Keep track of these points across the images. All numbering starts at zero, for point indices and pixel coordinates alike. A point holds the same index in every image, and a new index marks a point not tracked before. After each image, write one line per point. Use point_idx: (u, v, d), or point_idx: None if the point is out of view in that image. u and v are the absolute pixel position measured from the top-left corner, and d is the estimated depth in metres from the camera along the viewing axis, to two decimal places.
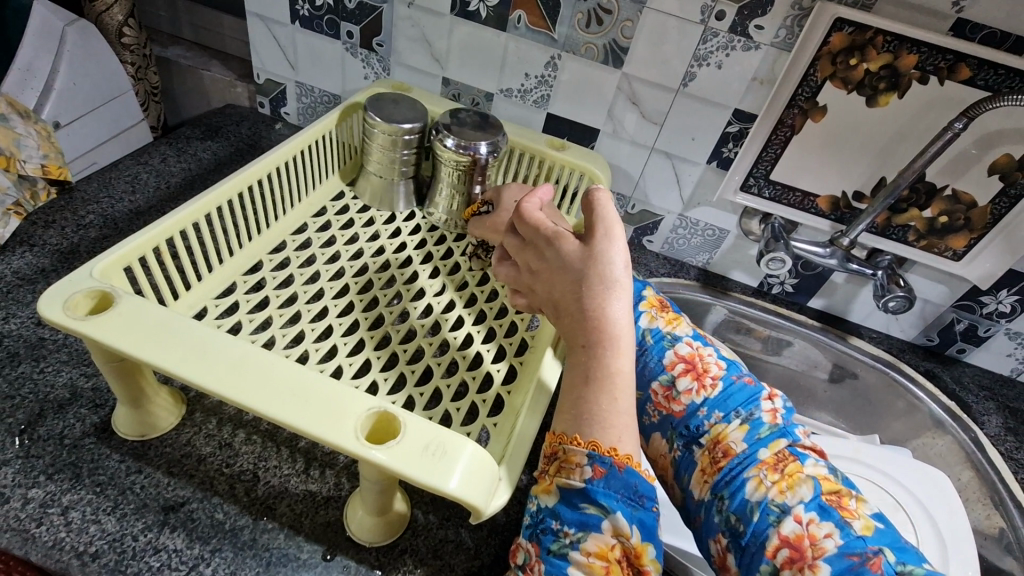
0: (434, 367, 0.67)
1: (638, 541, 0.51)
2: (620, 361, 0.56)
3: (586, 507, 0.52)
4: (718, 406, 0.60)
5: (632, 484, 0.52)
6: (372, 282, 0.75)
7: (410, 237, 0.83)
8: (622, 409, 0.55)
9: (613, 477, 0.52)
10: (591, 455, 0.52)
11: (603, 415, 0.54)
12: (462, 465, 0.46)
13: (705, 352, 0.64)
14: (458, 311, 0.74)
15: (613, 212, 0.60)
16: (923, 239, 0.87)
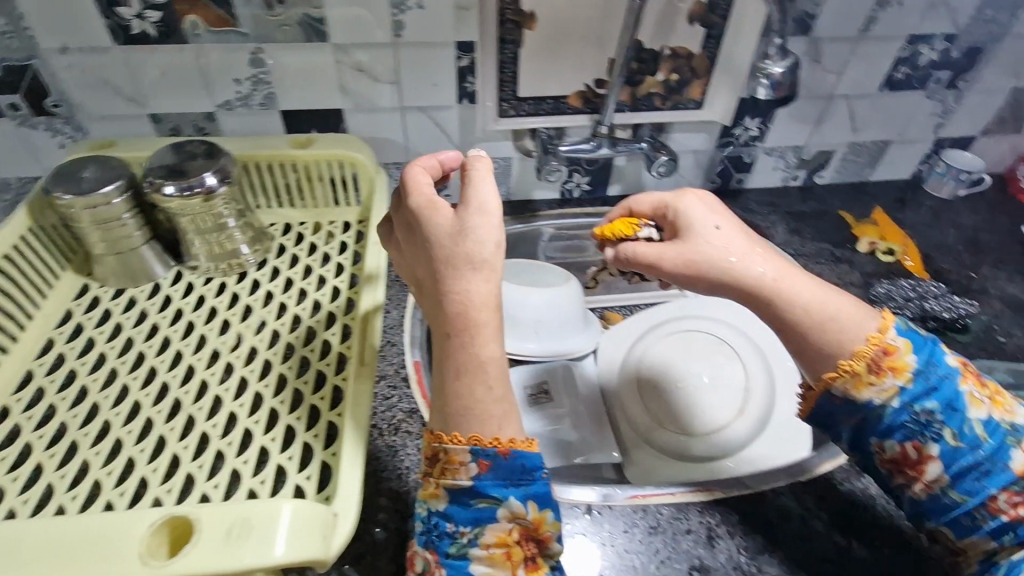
0: (279, 408, 0.52)
1: (535, 515, 0.44)
2: (489, 337, 0.44)
3: (475, 501, 0.43)
4: (950, 420, 0.45)
5: (520, 466, 0.43)
6: (209, 311, 0.61)
7: (279, 228, 0.70)
8: (483, 393, 0.44)
9: (499, 465, 0.43)
10: (473, 450, 0.42)
11: (476, 399, 0.43)
12: (285, 519, 0.38)
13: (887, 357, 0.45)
14: (309, 323, 0.60)
15: (489, 179, 0.46)
16: (777, 139, 0.86)
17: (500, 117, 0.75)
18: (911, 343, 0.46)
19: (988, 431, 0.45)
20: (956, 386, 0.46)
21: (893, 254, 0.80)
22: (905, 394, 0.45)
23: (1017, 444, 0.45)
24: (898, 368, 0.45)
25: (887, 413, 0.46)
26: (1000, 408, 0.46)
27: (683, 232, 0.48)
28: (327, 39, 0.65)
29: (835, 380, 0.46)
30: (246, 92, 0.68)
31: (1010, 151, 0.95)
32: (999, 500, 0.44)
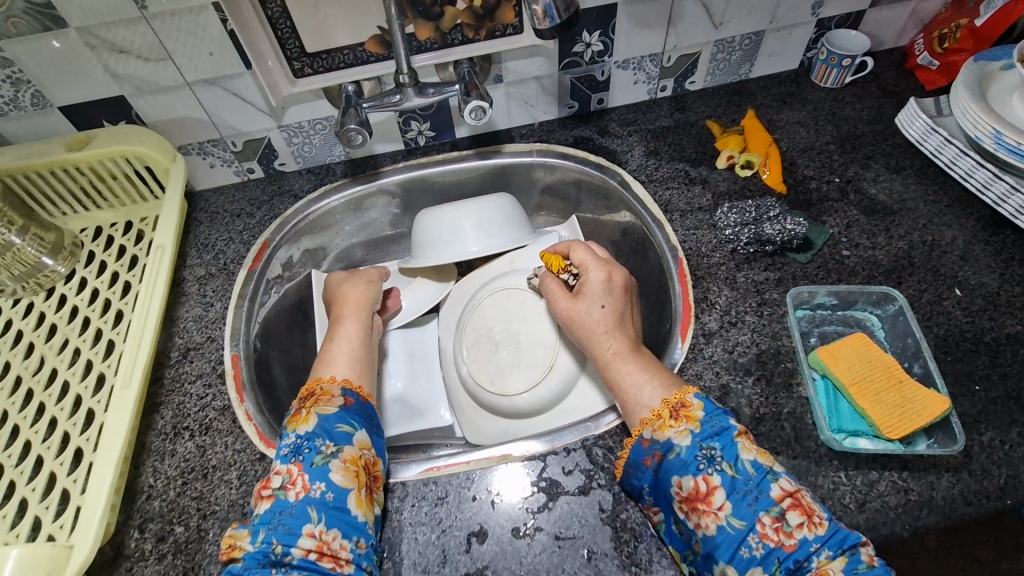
0: (71, 431, 0.54)
1: (375, 453, 0.52)
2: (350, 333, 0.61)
3: (339, 425, 0.50)
4: (705, 441, 0.48)
5: (372, 410, 0.54)
6: (18, 333, 0.61)
7: (88, 236, 0.69)
8: (345, 354, 0.58)
9: (360, 406, 0.53)
10: (344, 387, 0.53)
11: (346, 361, 0.57)
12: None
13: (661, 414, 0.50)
14: (108, 336, 0.60)
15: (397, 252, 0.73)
16: (636, 47, 0.77)
17: (296, 77, 0.69)
18: (706, 403, 0.50)
19: (755, 469, 0.46)
20: (731, 432, 0.48)
21: (752, 167, 0.74)
22: (695, 434, 0.48)
23: (777, 482, 0.46)
24: (692, 417, 0.49)
25: (680, 450, 0.48)
26: (764, 455, 0.48)
27: (595, 290, 0.59)
28: (66, 24, 0.59)
29: (644, 427, 0.50)
30: (9, 94, 0.63)
31: (911, 18, 0.84)
32: (764, 523, 0.44)
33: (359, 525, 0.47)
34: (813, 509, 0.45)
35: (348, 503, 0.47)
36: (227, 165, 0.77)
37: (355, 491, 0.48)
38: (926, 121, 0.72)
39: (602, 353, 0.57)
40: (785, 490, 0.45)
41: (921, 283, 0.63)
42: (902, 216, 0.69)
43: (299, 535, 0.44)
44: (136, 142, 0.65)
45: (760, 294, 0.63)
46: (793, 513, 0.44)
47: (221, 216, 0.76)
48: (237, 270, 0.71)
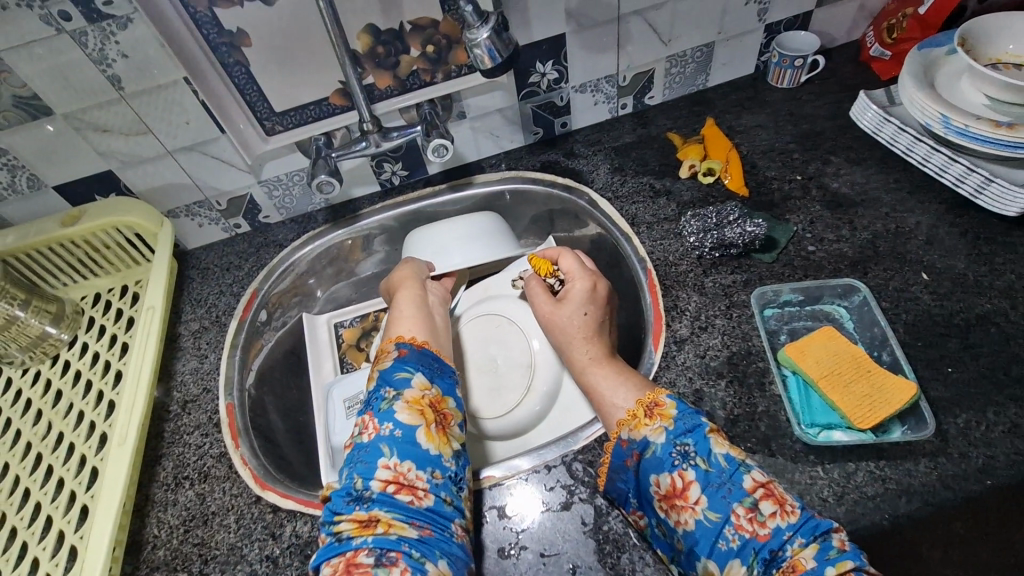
0: (77, 490, 0.56)
1: (439, 394, 0.54)
2: (411, 300, 0.63)
3: (397, 373, 0.54)
4: (679, 437, 0.49)
5: (431, 356, 0.57)
6: (27, 401, 0.65)
7: (88, 302, 0.73)
8: (409, 315, 0.61)
9: (419, 355, 0.56)
10: (400, 343, 0.57)
11: (409, 321, 0.61)
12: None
13: (639, 413, 0.52)
14: (108, 396, 0.63)
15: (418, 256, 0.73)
16: (589, 70, 0.80)
17: (269, 135, 0.73)
18: (678, 402, 0.52)
19: (728, 462, 0.48)
20: (703, 428, 0.50)
21: (714, 174, 0.76)
22: (668, 431, 0.50)
23: (750, 473, 0.47)
24: (665, 415, 0.51)
25: (655, 448, 0.50)
26: (736, 448, 0.49)
27: (578, 298, 0.62)
28: (52, 112, 0.64)
29: (621, 428, 0.52)
30: (7, 180, 0.69)
31: (860, 13, 0.86)
32: (738, 513, 0.45)
33: (432, 456, 0.49)
34: (785, 497, 0.45)
35: (418, 439, 0.50)
36: (214, 224, 0.81)
37: (423, 426, 0.50)
38: (878, 111, 0.74)
39: (579, 357, 0.60)
40: (757, 480, 0.46)
41: (888, 271, 0.63)
42: (865, 206, 0.70)
43: (376, 468, 0.47)
44: (125, 212, 0.69)
45: (729, 297, 0.64)
46: (766, 502, 0.45)
47: (213, 272, 0.80)
48: (229, 321, 0.74)
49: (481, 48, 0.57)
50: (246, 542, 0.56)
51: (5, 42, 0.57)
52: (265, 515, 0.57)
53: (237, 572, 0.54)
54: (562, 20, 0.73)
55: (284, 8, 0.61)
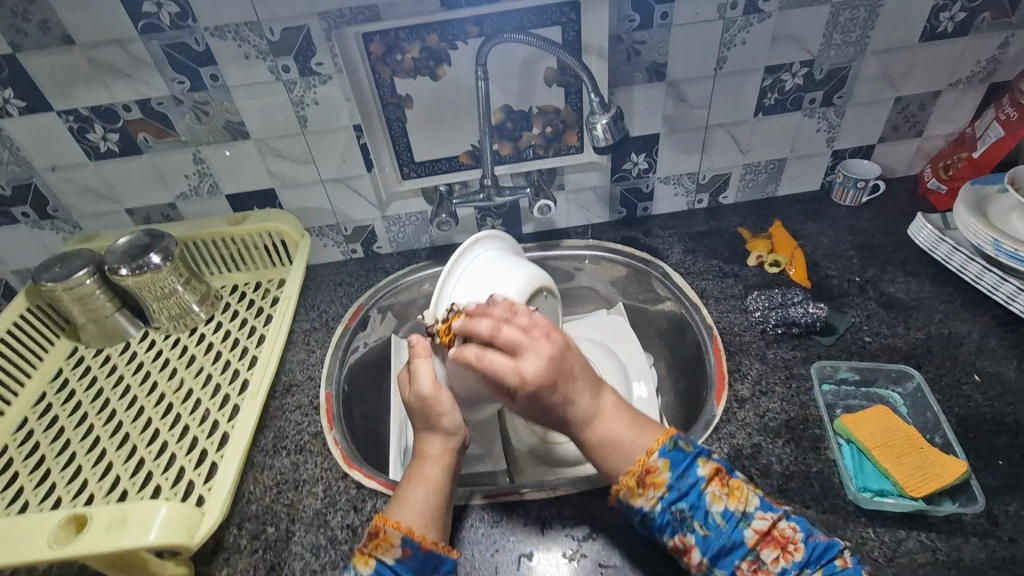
0: (199, 435, 0.65)
1: None
2: (439, 468, 0.56)
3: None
4: (676, 501, 0.49)
5: (433, 562, 0.51)
6: (165, 360, 0.76)
7: (227, 292, 0.87)
8: (420, 489, 0.54)
9: (417, 556, 0.51)
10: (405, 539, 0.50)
11: (419, 506, 0.53)
12: (159, 516, 0.49)
13: (634, 480, 0.50)
14: (235, 366, 0.74)
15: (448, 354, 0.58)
16: (675, 166, 0.93)
17: (404, 179, 0.88)
18: (670, 462, 0.50)
19: (726, 520, 0.49)
20: (699, 487, 0.49)
21: (779, 266, 0.85)
22: (663, 500, 0.49)
23: (750, 526, 0.48)
24: (659, 484, 0.50)
25: (653, 516, 0.49)
26: (735, 499, 0.49)
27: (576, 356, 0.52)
28: (248, 136, 0.81)
29: (620, 491, 0.51)
30: (195, 183, 0.85)
31: (919, 152, 0.98)
32: (742, 568, 0.48)
33: None
34: (788, 539, 0.48)
35: None
36: (336, 246, 0.95)
37: None
38: (933, 231, 0.83)
39: (582, 419, 0.53)
40: (757, 532, 0.48)
41: (941, 368, 0.69)
42: (920, 311, 0.77)
43: None
44: (280, 221, 0.84)
45: (788, 369, 0.71)
46: (767, 552, 0.48)
47: (327, 284, 0.93)
48: (335, 325, 0.85)
49: (596, 130, 0.71)
50: (330, 510, 0.62)
51: (240, 81, 0.75)
52: (349, 489, 0.64)
53: (320, 533, 0.60)
54: (658, 122, 0.87)
55: (446, 84, 0.79)
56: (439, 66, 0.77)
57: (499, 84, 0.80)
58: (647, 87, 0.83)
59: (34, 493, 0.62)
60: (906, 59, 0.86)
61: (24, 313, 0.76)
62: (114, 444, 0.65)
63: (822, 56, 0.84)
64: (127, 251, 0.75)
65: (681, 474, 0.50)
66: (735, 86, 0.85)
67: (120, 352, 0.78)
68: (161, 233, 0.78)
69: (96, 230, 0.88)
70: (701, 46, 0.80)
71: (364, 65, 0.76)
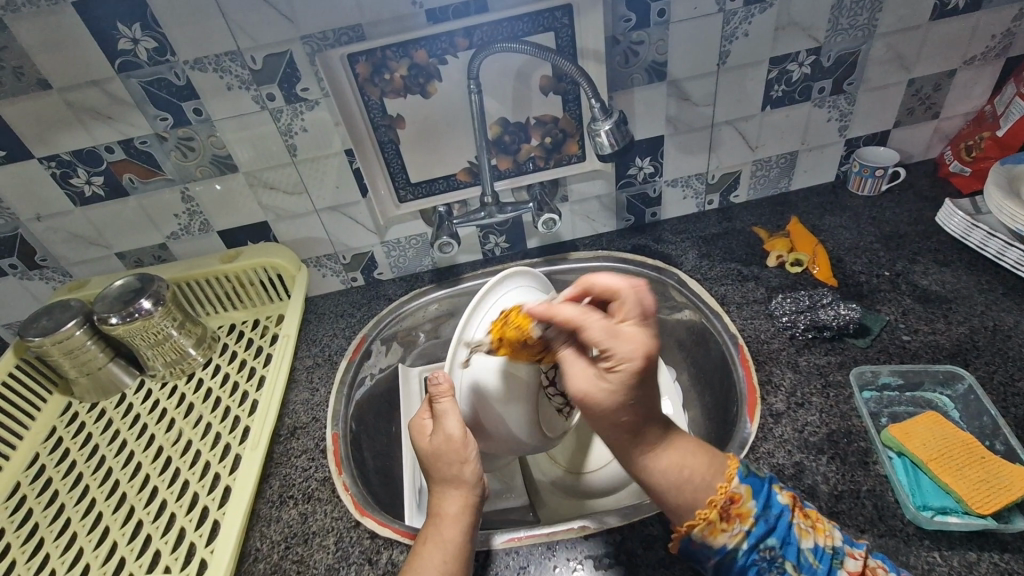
0: (200, 491, 0.62)
1: None
2: (458, 528, 0.52)
3: None
4: (764, 539, 0.46)
5: None
6: (162, 410, 0.73)
7: (224, 333, 0.83)
8: (439, 542, 0.51)
9: None
10: None
11: (433, 569, 0.48)
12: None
13: (721, 522, 0.46)
14: (234, 412, 0.70)
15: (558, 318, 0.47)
16: (681, 168, 0.89)
17: (401, 202, 0.85)
18: (754, 490, 0.47)
19: (819, 559, 0.46)
20: (787, 519, 0.47)
21: (801, 264, 0.81)
22: (750, 535, 0.46)
23: (843, 565, 0.46)
24: (745, 515, 0.47)
25: (737, 555, 0.46)
26: (823, 534, 0.47)
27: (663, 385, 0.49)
28: (237, 169, 0.78)
29: (693, 529, 0.46)
30: (185, 222, 0.82)
31: (936, 134, 0.93)
32: None
33: None
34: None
35: None
36: (335, 275, 0.92)
37: None
38: (964, 217, 0.78)
39: (653, 442, 0.47)
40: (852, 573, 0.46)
41: (990, 365, 0.64)
42: (958, 303, 0.72)
43: None
44: (275, 255, 0.81)
45: (824, 376, 0.66)
46: None
47: (329, 316, 0.89)
48: (339, 359, 0.81)
49: (600, 137, 0.67)
50: (344, 565, 0.57)
51: (223, 114, 0.72)
52: (362, 540, 0.59)
53: None
54: (662, 124, 0.83)
55: (438, 100, 0.75)
56: (430, 82, 0.74)
57: (493, 97, 0.76)
58: (648, 89, 0.79)
59: (28, 567, 0.58)
60: (918, 39, 0.81)
61: (13, 371, 0.73)
62: (109, 507, 0.62)
63: (829, 42, 0.80)
64: (117, 299, 0.72)
65: (769, 512, 0.47)
66: (738, 80, 0.81)
67: (116, 404, 0.74)
68: (151, 277, 0.74)
69: (86, 277, 0.85)
70: (701, 41, 0.76)
71: (353, 87, 0.73)
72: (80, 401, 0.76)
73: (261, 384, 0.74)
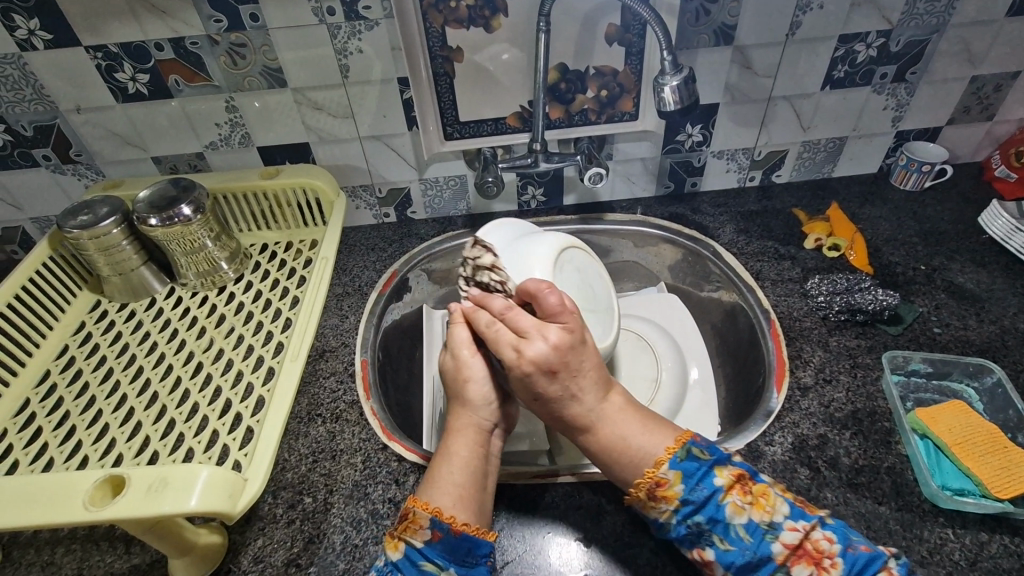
0: (233, 397, 0.62)
1: None
2: (469, 444, 0.54)
3: (424, 565, 0.46)
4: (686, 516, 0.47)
5: (467, 545, 0.48)
6: (193, 318, 0.73)
7: (256, 251, 0.82)
8: (455, 460, 0.52)
9: (449, 541, 0.47)
10: (433, 518, 0.48)
11: (452, 486, 0.50)
12: (200, 480, 0.46)
13: (647, 498, 0.49)
14: (268, 326, 0.70)
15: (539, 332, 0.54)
16: (730, 139, 0.88)
17: (447, 138, 0.83)
18: (682, 473, 0.48)
19: (750, 532, 0.46)
20: (716, 498, 0.47)
21: (839, 249, 0.81)
22: (677, 513, 0.47)
23: (779, 538, 0.45)
24: (670, 496, 0.48)
25: (667, 530, 0.48)
26: (759, 509, 0.46)
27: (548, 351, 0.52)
28: (286, 85, 0.76)
29: (630, 501, 0.50)
30: (226, 133, 0.80)
31: (987, 137, 0.92)
32: None
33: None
34: (823, 552, 0.45)
35: None
36: (369, 209, 0.91)
37: None
38: (1009, 220, 0.79)
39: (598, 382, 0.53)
40: (786, 546, 0.45)
41: (1018, 364, 0.65)
42: (991, 304, 0.72)
43: None
44: (315, 176, 0.80)
45: (853, 357, 0.67)
46: (800, 567, 0.45)
47: (359, 248, 0.89)
48: (370, 291, 0.81)
49: (664, 93, 0.66)
50: (371, 482, 0.59)
51: (282, 23, 0.70)
52: (389, 463, 0.60)
53: (360, 507, 0.57)
54: (720, 91, 0.82)
55: (501, 36, 0.73)
56: (494, 16, 0.72)
57: (556, 40, 0.74)
58: (713, 52, 0.77)
59: (59, 451, 0.58)
60: (989, 35, 0.80)
61: (46, 262, 0.73)
62: (141, 404, 0.62)
63: (902, 26, 0.78)
64: (158, 200, 0.71)
65: (690, 486, 0.48)
66: (804, 54, 0.79)
67: (146, 308, 0.74)
68: (192, 185, 0.73)
69: (120, 178, 0.84)
70: (776, 6, 0.74)
71: (416, 11, 0.71)
72: (108, 301, 0.76)
73: (294, 304, 0.74)
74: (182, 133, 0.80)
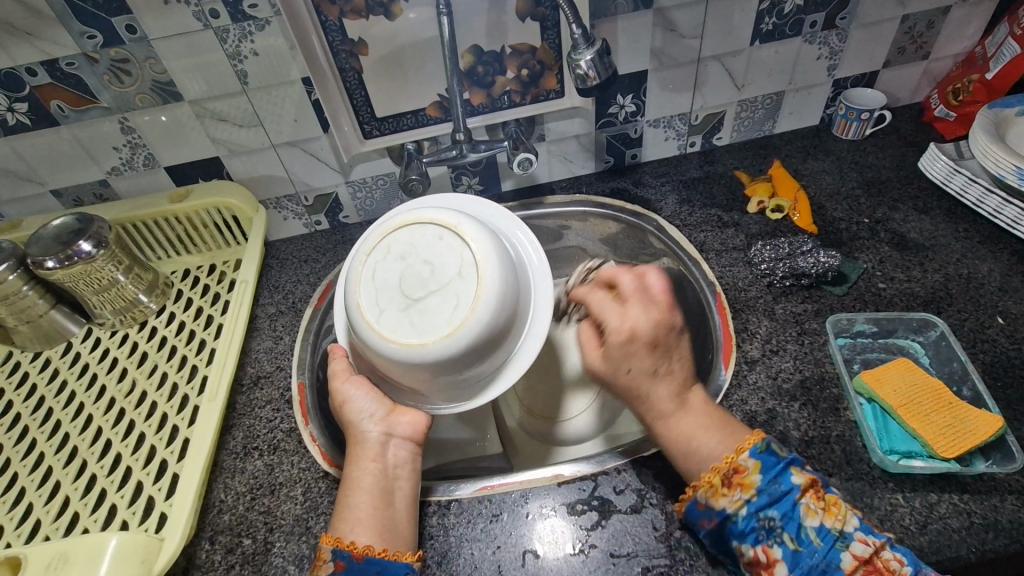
0: (157, 444, 0.59)
1: None
2: (369, 467, 0.53)
3: None
4: (760, 507, 0.45)
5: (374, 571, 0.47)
6: (113, 360, 0.68)
7: (181, 280, 0.78)
8: (360, 493, 0.51)
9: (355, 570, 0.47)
10: (334, 550, 0.47)
11: (358, 514, 0.50)
12: (109, 548, 0.47)
13: (722, 487, 0.47)
14: (191, 361, 0.66)
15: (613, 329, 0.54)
16: (663, 107, 0.85)
17: (366, 138, 0.79)
18: (762, 463, 0.47)
19: (822, 538, 0.44)
20: (793, 496, 0.45)
21: (782, 211, 0.79)
22: (750, 504, 0.46)
23: (850, 549, 0.43)
24: (747, 485, 0.46)
25: (736, 519, 0.46)
26: (832, 515, 0.44)
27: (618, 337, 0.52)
28: (182, 98, 0.70)
29: (696, 489, 0.48)
30: (127, 156, 0.75)
31: (924, 76, 0.90)
32: None
33: None
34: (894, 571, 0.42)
35: None
36: (297, 218, 0.87)
37: None
38: (947, 163, 0.77)
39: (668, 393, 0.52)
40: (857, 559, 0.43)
41: (962, 312, 0.64)
42: (935, 251, 0.71)
43: None
44: (228, 194, 0.75)
45: (800, 324, 0.65)
46: None
47: (291, 262, 0.84)
48: (304, 307, 0.76)
49: (580, 68, 0.62)
50: (312, 515, 0.56)
51: (162, 32, 0.64)
52: (331, 490, 0.58)
53: (302, 542, 0.54)
54: (646, 57, 0.78)
55: (404, 23, 0.68)
56: (394, 3, 0.67)
57: (465, 21, 0.69)
58: (634, 17, 0.73)
59: None
60: None
61: None
62: (58, 462, 0.59)
63: None
64: (52, 240, 0.65)
65: (774, 484, 0.46)
66: (729, 10, 0.75)
67: (62, 353, 0.70)
68: (92, 216, 0.68)
69: (21, 215, 0.78)
70: None
71: (308, 5, 0.65)
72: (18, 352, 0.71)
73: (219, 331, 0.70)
74: (74, 161, 0.74)
